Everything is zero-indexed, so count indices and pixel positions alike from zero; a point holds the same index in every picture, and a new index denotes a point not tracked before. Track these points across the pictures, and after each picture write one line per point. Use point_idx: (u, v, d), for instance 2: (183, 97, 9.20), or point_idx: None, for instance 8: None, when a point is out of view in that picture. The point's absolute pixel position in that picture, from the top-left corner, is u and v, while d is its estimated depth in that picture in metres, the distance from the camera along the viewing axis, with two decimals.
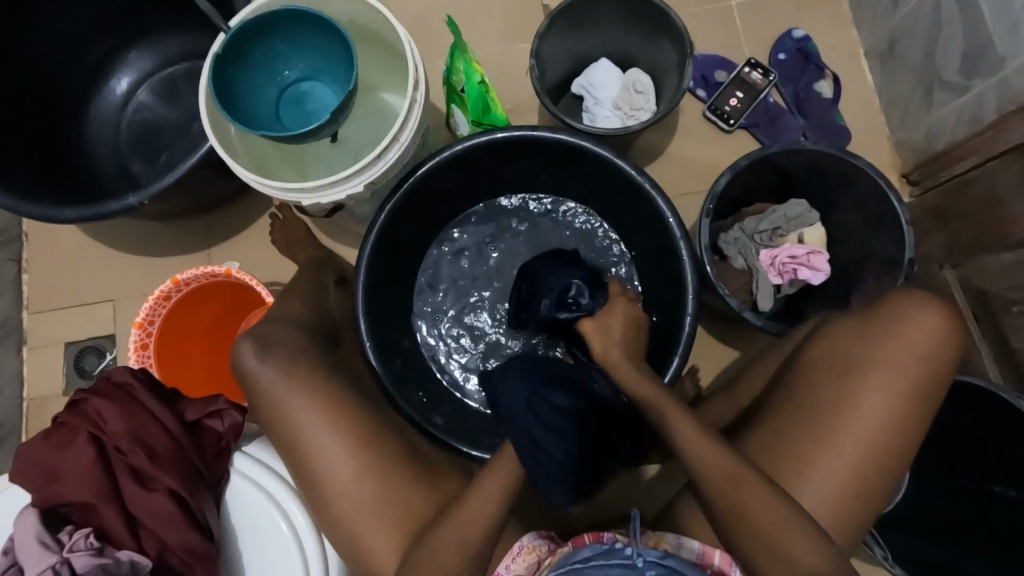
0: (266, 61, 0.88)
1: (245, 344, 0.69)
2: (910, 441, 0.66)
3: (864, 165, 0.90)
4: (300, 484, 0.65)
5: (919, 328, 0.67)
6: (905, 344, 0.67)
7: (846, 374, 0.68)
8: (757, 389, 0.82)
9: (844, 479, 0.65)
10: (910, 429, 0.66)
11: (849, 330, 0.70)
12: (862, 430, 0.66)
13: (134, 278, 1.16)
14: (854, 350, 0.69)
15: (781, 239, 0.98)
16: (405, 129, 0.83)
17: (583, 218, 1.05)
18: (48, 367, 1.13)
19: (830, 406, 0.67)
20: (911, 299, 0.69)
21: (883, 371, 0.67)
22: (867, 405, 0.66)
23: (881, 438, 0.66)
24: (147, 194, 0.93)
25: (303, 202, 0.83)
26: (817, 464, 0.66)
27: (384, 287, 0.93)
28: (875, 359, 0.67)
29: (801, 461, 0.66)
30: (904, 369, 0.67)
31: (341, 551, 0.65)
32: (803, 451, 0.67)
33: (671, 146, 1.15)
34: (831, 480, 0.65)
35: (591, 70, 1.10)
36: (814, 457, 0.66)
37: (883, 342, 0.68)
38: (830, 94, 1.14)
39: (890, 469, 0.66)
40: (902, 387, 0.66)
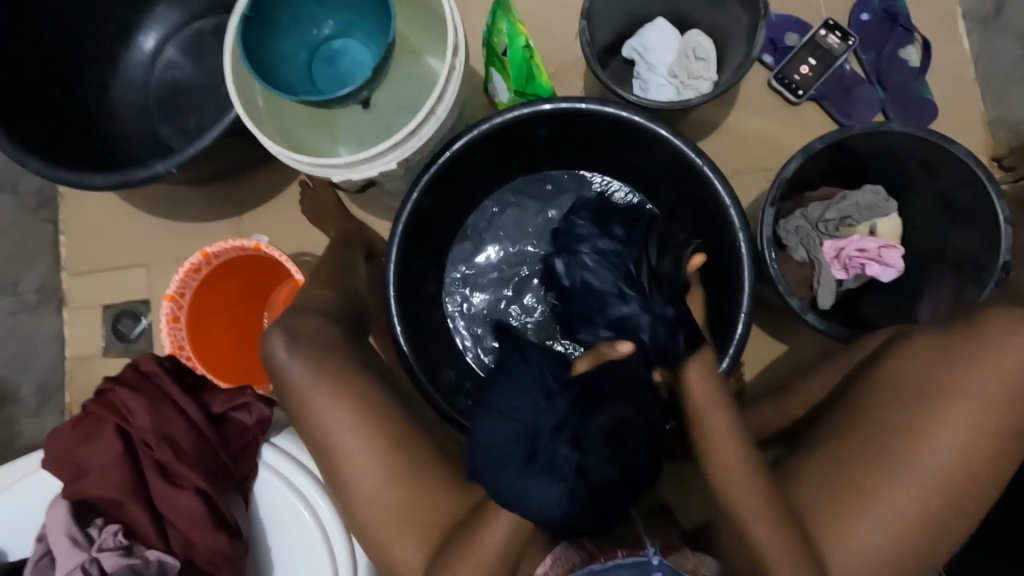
0: (295, 20, 0.81)
1: (275, 334, 0.67)
2: (994, 479, 0.60)
3: (960, 152, 0.79)
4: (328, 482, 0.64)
5: (1015, 354, 0.59)
6: (997, 371, 0.60)
7: (924, 401, 0.61)
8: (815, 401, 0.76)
9: (913, 516, 0.59)
10: (995, 467, 0.60)
11: (930, 350, 0.63)
12: (938, 464, 0.60)
13: (167, 244, 1.15)
14: (934, 374, 0.62)
15: (849, 229, 0.88)
16: (443, 100, 0.76)
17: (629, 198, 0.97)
18: (87, 329, 1.15)
19: (903, 434, 0.61)
20: (1007, 317, 0.61)
21: (966, 400, 0.60)
22: (943, 435, 0.60)
23: (954, 473, 0.59)
24: (175, 163, 0.90)
25: (334, 177, 0.78)
26: (878, 494, 0.60)
27: (417, 267, 0.89)
28: (961, 385, 0.60)
29: (866, 491, 0.61)
30: (994, 399, 0.59)
31: (366, 549, 0.64)
32: (865, 480, 0.61)
33: (730, 119, 1.05)
34: (895, 514, 0.59)
35: (646, 31, 0.99)
36: (883, 489, 0.60)
37: (970, 366, 0.61)
38: (918, 63, 1.01)
39: (967, 508, 0.60)
40: (991, 419, 0.59)
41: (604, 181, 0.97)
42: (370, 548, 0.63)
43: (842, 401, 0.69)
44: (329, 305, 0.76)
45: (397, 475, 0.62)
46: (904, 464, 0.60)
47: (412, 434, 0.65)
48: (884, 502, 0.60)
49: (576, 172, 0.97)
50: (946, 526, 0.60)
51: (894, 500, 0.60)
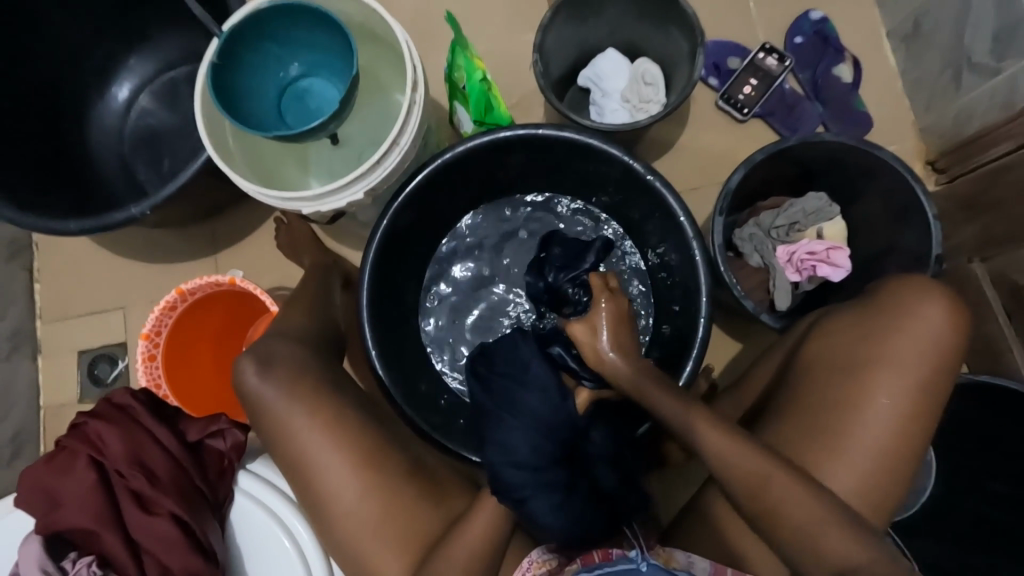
0: (261, 64, 0.85)
1: (246, 363, 0.68)
2: (922, 437, 0.66)
3: (887, 157, 0.85)
4: (304, 500, 0.65)
5: (924, 321, 0.66)
6: (909, 339, 0.66)
7: (849, 373, 0.68)
8: (763, 386, 0.81)
9: (858, 483, 0.65)
10: (922, 424, 0.65)
11: (850, 326, 0.70)
12: (873, 431, 0.65)
13: (143, 285, 1.16)
14: (858, 348, 0.68)
15: (800, 234, 0.94)
16: (405, 132, 0.81)
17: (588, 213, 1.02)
18: (63, 375, 1.14)
19: (839, 407, 0.67)
20: (915, 289, 0.68)
21: (888, 368, 0.66)
22: (873, 404, 0.66)
23: (889, 438, 0.65)
24: (149, 204, 0.92)
25: (306, 210, 0.81)
26: (826, 469, 0.65)
27: (390, 293, 0.92)
28: (880, 355, 0.67)
29: (812, 466, 0.66)
30: (909, 364, 0.66)
31: (345, 565, 0.65)
32: (813, 456, 0.66)
33: (683, 138, 1.11)
34: (843, 484, 0.65)
35: (597, 61, 1.06)
36: (827, 461, 0.65)
37: (884, 336, 0.67)
38: (850, 78, 1.08)
39: (904, 468, 0.65)
40: (910, 382, 0.66)
41: (560, 199, 1.02)
42: (350, 564, 0.64)
43: (785, 384, 0.74)
44: (302, 332, 0.78)
45: (373, 487, 0.64)
46: (844, 436, 0.66)
47: (387, 451, 0.66)
48: (829, 473, 0.65)
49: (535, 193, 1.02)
50: (888, 488, 0.65)
51: (841, 470, 0.65)
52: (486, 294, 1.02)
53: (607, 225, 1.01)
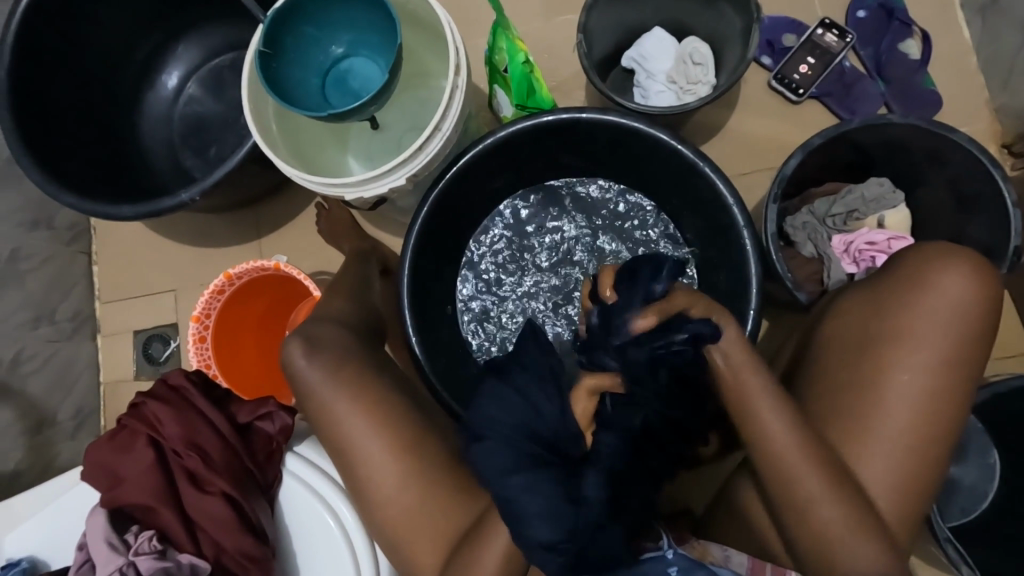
0: (305, 49, 0.85)
1: (294, 344, 0.70)
2: (953, 416, 0.62)
3: (962, 140, 0.79)
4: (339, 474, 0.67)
5: (941, 294, 0.62)
6: (926, 312, 0.63)
7: (866, 355, 0.64)
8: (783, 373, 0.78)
9: (886, 471, 0.61)
10: (949, 402, 0.62)
11: (863, 304, 0.67)
12: (898, 415, 0.62)
13: (193, 269, 1.20)
14: (871, 327, 0.65)
15: (858, 223, 0.89)
16: (446, 118, 0.80)
17: (618, 194, 0.99)
18: (119, 354, 1.19)
19: (861, 392, 0.63)
20: (932, 260, 0.64)
21: (906, 347, 0.63)
22: (893, 388, 0.62)
23: (915, 422, 0.62)
24: (198, 190, 0.94)
25: (347, 196, 0.82)
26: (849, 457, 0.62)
27: (432, 281, 0.93)
28: (899, 332, 0.63)
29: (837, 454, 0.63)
30: (929, 339, 0.62)
31: (370, 533, 0.66)
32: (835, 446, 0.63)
33: (731, 121, 1.06)
34: (868, 474, 0.62)
35: (642, 41, 1.02)
36: (851, 449, 0.62)
37: (900, 311, 0.64)
38: (918, 54, 1.01)
39: (939, 452, 0.62)
40: (931, 359, 0.62)
41: (577, 181, 0.99)
42: (373, 530, 0.65)
43: (802, 370, 0.71)
44: (344, 316, 0.79)
45: (413, 473, 0.64)
46: (867, 424, 0.62)
47: (427, 440, 0.66)
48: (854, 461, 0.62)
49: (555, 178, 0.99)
50: (924, 472, 0.62)
51: (873, 458, 0.62)
52: (508, 278, 1.00)
53: (637, 209, 0.98)
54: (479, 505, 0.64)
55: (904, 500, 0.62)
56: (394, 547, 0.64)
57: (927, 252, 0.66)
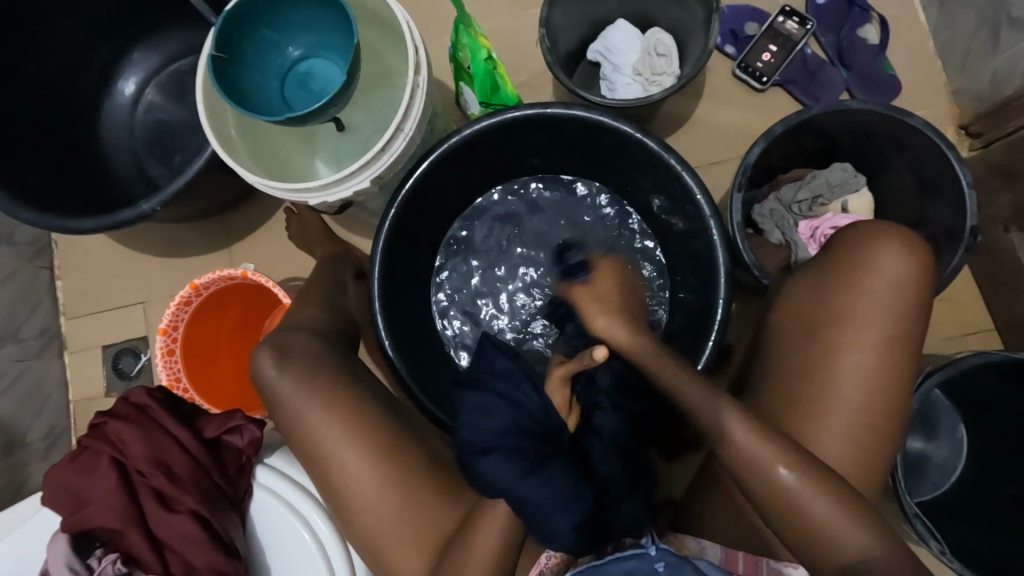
0: (263, 52, 0.83)
1: (263, 354, 0.69)
2: (902, 388, 0.64)
3: (918, 124, 0.80)
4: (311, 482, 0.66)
5: (879, 272, 0.64)
6: (867, 291, 0.64)
7: (814, 338, 0.65)
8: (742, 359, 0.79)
9: (845, 449, 0.63)
10: (898, 375, 0.63)
11: (808, 287, 0.68)
12: (851, 394, 0.63)
13: (162, 280, 1.17)
14: (818, 310, 0.66)
15: (824, 208, 0.90)
16: (409, 118, 0.78)
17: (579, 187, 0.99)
18: (88, 371, 1.16)
19: (813, 374, 0.64)
20: (867, 239, 0.65)
21: (852, 328, 0.64)
22: (844, 369, 0.63)
23: (868, 400, 0.63)
24: (159, 199, 0.92)
25: (313, 201, 0.80)
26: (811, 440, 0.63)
27: (405, 284, 0.92)
28: (844, 312, 0.64)
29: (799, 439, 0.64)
30: (872, 318, 0.63)
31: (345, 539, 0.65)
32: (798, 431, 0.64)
33: (698, 111, 1.07)
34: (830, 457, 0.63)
35: (607, 33, 1.02)
36: (810, 432, 0.64)
37: (842, 292, 0.65)
38: (877, 40, 1.03)
39: (892, 424, 0.63)
40: (877, 336, 0.63)
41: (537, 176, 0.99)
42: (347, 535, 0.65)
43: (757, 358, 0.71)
44: (315, 323, 0.78)
45: (388, 479, 0.64)
46: (823, 406, 0.64)
47: (402, 444, 0.66)
48: (815, 444, 0.63)
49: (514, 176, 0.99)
50: (880, 445, 0.63)
51: (830, 437, 0.63)
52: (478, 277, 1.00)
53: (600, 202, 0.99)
54: (456, 509, 0.64)
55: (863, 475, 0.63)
56: (369, 552, 0.64)
57: (862, 230, 0.67)
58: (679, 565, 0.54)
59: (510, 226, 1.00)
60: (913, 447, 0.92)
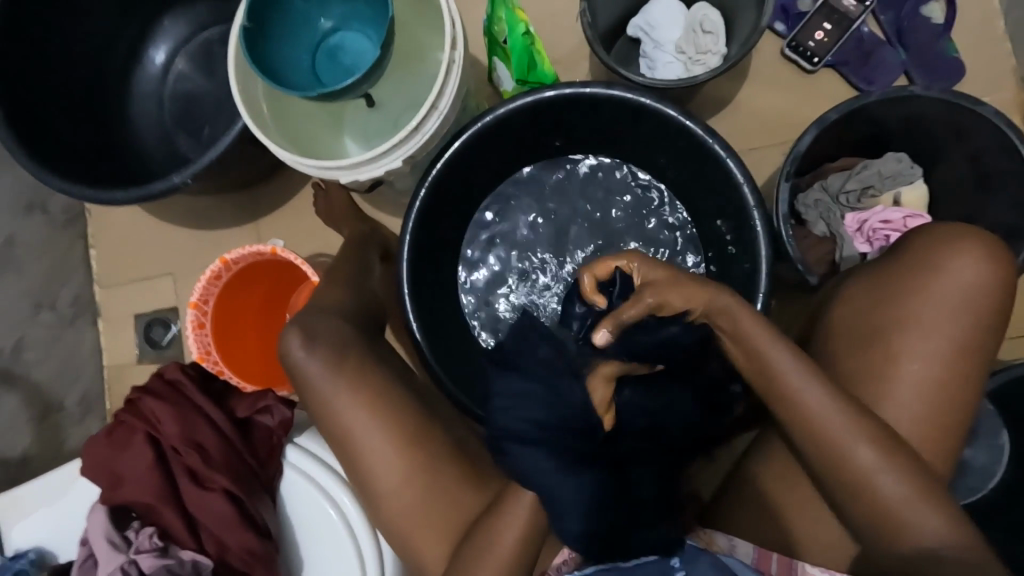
0: (293, 24, 0.81)
1: (293, 335, 0.69)
2: (966, 403, 0.60)
3: (987, 113, 0.75)
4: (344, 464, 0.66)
5: (952, 278, 0.60)
6: (935, 297, 0.60)
7: (874, 342, 0.62)
8: None
9: None
10: (962, 389, 0.60)
11: (870, 290, 0.64)
12: (909, 404, 0.60)
13: (192, 252, 1.18)
14: (880, 313, 0.63)
15: (873, 200, 0.86)
16: (443, 95, 0.76)
17: (621, 172, 0.95)
18: (121, 339, 1.19)
19: (868, 380, 0.62)
20: (941, 242, 0.62)
21: (916, 334, 0.60)
22: (903, 376, 0.60)
23: (926, 410, 0.60)
24: (189, 172, 0.92)
25: (343, 179, 0.79)
26: None
27: (432, 267, 0.90)
28: (908, 317, 0.61)
29: None
30: (940, 325, 0.60)
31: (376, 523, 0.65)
32: None
33: (742, 93, 1.02)
34: None
35: (650, 7, 0.97)
36: None
37: (908, 295, 0.61)
38: (942, 19, 0.96)
39: (951, 439, 0.60)
40: (943, 345, 0.60)
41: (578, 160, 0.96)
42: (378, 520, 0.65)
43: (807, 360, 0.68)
44: (344, 304, 0.77)
45: (419, 465, 0.64)
46: (877, 415, 0.61)
47: (431, 429, 0.66)
48: None
49: (554, 159, 0.95)
50: (935, 459, 0.60)
51: None
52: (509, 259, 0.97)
53: (642, 189, 0.95)
54: (484, 498, 0.64)
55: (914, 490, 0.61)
56: (398, 537, 0.64)
57: (937, 233, 0.63)
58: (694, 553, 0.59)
59: (549, 210, 0.97)
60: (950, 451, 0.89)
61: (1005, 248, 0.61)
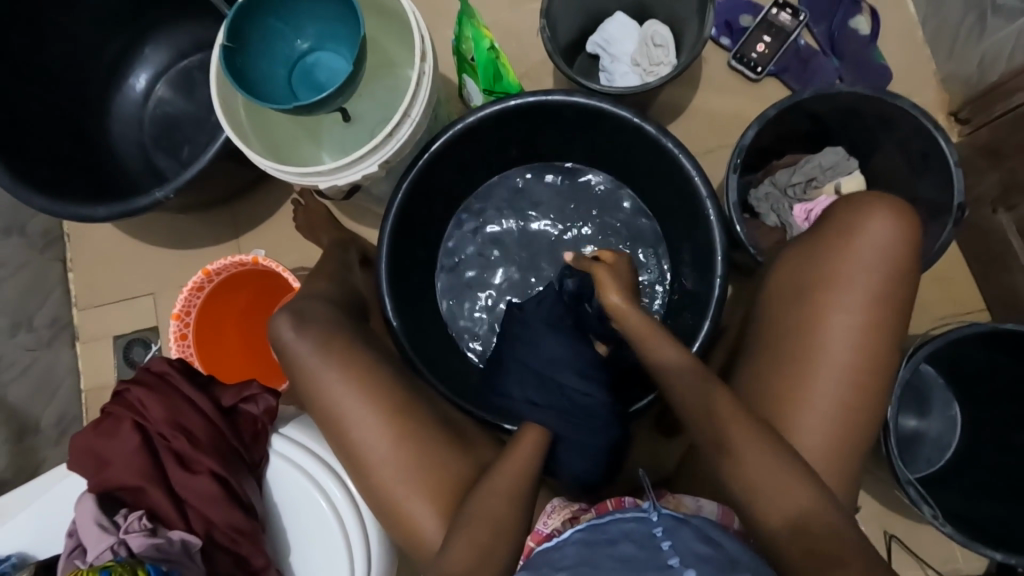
0: (271, 42, 0.86)
1: (282, 318, 0.72)
2: (888, 353, 0.66)
3: (906, 106, 0.83)
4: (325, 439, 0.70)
5: (867, 238, 0.66)
6: (854, 257, 0.67)
7: (803, 301, 0.68)
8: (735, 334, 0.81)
9: (830, 409, 0.65)
10: (883, 340, 0.66)
11: (799, 256, 0.70)
12: (837, 355, 0.65)
13: (172, 270, 1.20)
14: (807, 276, 0.68)
15: (817, 191, 0.93)
16: (415, 103, 0.81)
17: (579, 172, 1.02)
18: (100, 360, 1.19)
19: (803, 334, 0.67)
20: (856, 208, 0.68)
21: (839, 291, 0.66)
22: (831, 330, 0.66)
23: (853, 360, 0.65)
24: (172, 187, 0.95)
25: (322, 184, 0.83)
26: (800, 403, 0.65)
27: (411, 267, 0.94)
28: (835, 276, 0.67)
29: (786, 400, 0.66)
30: (860, 281, 0.66)
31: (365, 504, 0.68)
32: (785, 391, 0.66)
33: (695, 101, 1.10)
34: (818, 418, 0.65)
35: (605, 25, 1.05)
36: (800, 394, 0.65)
37: (832, 257, 0.67)
38: (868, 30, 1.06)
39: (877, 387, 0.65)
40: (863, 299, 0.66)
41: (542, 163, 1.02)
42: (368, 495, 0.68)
43: (749, 325, 0.73)
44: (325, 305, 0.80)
45: (401, 437, 0.67)
46: (811, 368, 0.66)
47: (418, 407, 0.69)
48: (803, 406, 0.65)
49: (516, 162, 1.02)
50: (865, 406, 0.65)
51: (815, 397, 0.65)
52: (482, 259, 1.03)
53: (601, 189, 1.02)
54: (467, 464, 0.68)
55: (848, 435, 0.65)
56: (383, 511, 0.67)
57: (854, 202, 0.69)
58: (676, 529, 0.58)
59: (516, 210, 1.03)
60: (907, 425, 0.94)
61: (913, 210, 0.68)
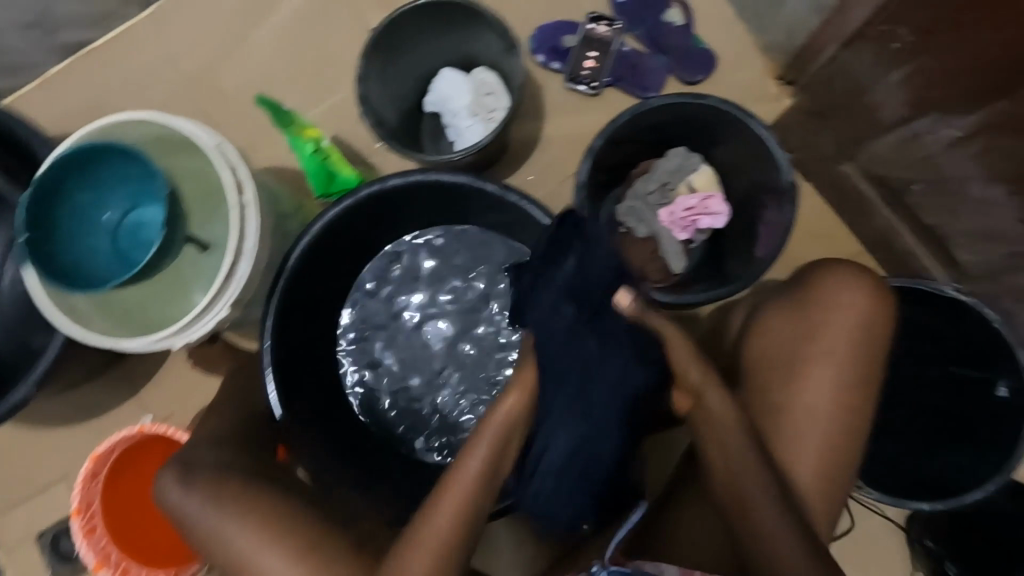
0: (83, 215, 0.82)
1: (167, 476, 0.73)
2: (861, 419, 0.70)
3: (716, 103, 0.86)
4: None
5: (845, 309, 0.70)
6: (836, 327, 0.70)
7: (789, 369, 0.71)
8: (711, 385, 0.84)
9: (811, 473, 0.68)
10: (858, 407, 0.70)
11: (782, 319, 0.73)
12: (815, 421, 0.69)
13: (78, 449, 1.12)
14: (793, 344, 0.71)
15: (673, 193, 0.95)
16: (245, 236, 0.79)
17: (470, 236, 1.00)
18: (27, 565, 1.10)
19: (787, 400, 0.70)
20: (834, 279, 0.72)
21: (821, 362, 0.70)
22: (810, 396, 0.69)
23: (829, 425, 0.69)
24: (29, 386, 0.91)
25: (175, 343, 0.79)
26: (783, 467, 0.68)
27: (307, 386, 0.91)
28: (818, 347, 0.70)
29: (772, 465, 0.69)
30: (841, 353, 0.70)
31: None
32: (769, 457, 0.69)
33: (545, 130, 1.11)
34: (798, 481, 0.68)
35: (435, 86, 1.05)
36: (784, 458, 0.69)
37: (815, 327, 0.71)
38: (682, 20, 1.09)
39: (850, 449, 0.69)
40: (844, 370, 0.69)
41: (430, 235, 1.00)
42: None
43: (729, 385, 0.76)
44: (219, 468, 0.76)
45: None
46: (792, 434, 0.69)
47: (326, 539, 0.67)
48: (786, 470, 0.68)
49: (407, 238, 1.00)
50: (840, 469, 0.69)
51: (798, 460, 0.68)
52: (392, 346, 1.00)
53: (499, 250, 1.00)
54: None
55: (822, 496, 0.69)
56: None
57: (831, 267, 0.73)
58: None
59: (423, 293, 1.01)
60: None
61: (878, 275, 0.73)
